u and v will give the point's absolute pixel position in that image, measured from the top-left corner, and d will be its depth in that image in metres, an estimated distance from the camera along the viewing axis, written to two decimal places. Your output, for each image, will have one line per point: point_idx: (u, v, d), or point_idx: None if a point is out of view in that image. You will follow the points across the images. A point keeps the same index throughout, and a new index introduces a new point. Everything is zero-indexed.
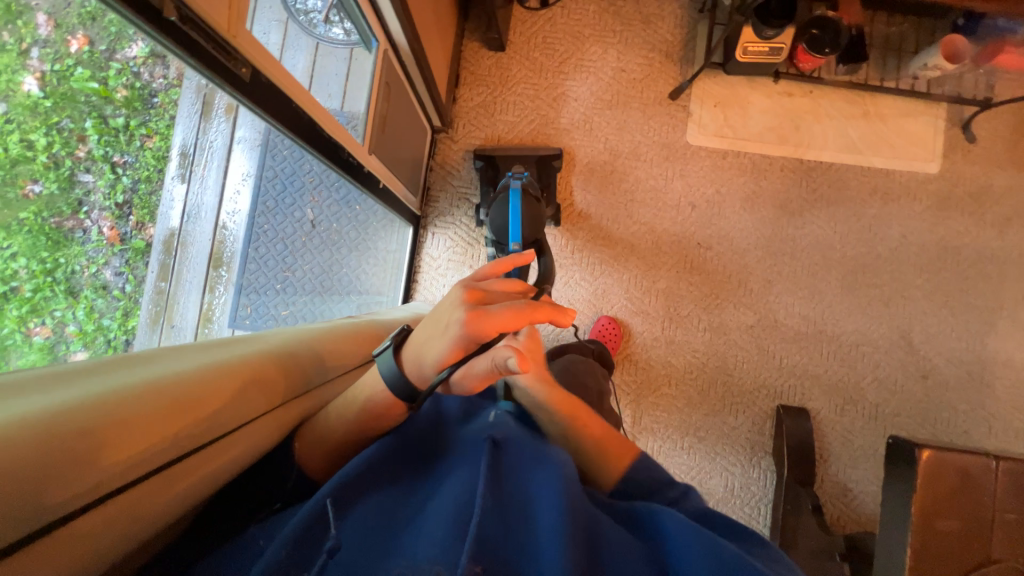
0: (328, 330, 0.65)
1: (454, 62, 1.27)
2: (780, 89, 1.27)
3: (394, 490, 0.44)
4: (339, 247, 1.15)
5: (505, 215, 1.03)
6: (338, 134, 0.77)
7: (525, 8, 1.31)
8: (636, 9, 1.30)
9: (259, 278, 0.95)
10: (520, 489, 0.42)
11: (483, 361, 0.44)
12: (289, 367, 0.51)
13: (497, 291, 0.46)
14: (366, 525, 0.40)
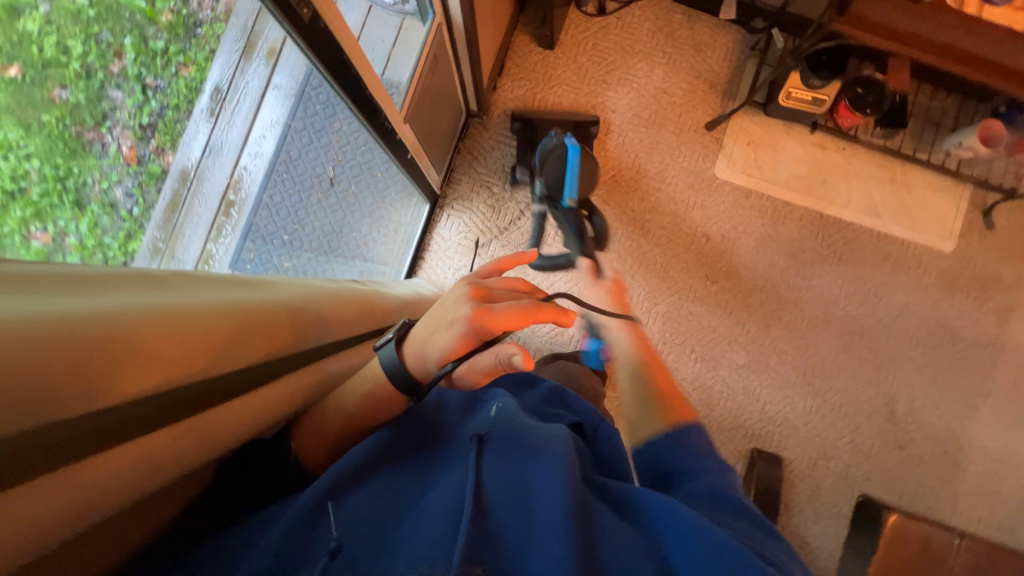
0: (343, 292, 0.64)
1: (501, 51, 1.28)
2: (814, 140, 1.28)
3: (390, 482, 0.47)
4: (353, 210, 1.16)
5: (560, 171, 1.09)
6: (380, 97, 0.76)
7: (582, 12, 1.32)
8: (689, 33, 1.31)
9: (268, 226, 0.94)
10: (511, 478, 0.44)
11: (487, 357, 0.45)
12: (299, 322, 0.49)
13: (501, 291, 0.49)
14: (365, 522, 0.43)
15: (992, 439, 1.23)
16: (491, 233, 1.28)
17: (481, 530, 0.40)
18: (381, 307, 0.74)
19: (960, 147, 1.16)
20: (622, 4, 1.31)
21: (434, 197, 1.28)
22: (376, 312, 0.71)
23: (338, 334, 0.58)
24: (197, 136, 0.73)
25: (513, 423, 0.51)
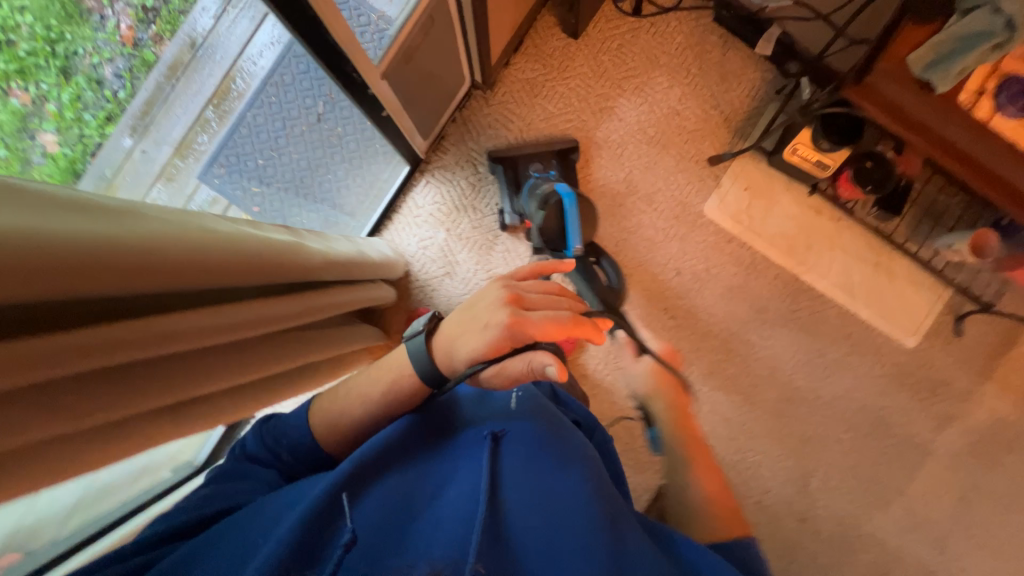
0: (263, 241, 0.63)
1: (521, 28, 1.22)
2: (810, 203, 1.25)
3: (402, 483, 0.55)
4: (333, 151, 1.16)
5: (558, 219, 1.01)
6: (349, 45, 0.72)
7: (616, 9, 1.25)
8: (720, 59, 1.24)
9: (245, 145, 1.00)
10: (516, 480, 0.55)
11: (518, 361, 0.61)
12: (211, 267, 0.49)
13: (529, 303, 0.64)
14: (382, 514, 0.50)
15: (893, 536, 1.24)
16: (464, 212, 1.25)
17: (501, 523, 0.49)
18: (306, 264, 0.72)
19: (949, 248, 1.14)
20: (659, 10, 1.25)
21: (416, 160, 1.24)
22: (300, 268, 0.70)
23: (242, 281, 0.57)
24: (199, 29, 0.76)
25: (521, 437, 0.62)
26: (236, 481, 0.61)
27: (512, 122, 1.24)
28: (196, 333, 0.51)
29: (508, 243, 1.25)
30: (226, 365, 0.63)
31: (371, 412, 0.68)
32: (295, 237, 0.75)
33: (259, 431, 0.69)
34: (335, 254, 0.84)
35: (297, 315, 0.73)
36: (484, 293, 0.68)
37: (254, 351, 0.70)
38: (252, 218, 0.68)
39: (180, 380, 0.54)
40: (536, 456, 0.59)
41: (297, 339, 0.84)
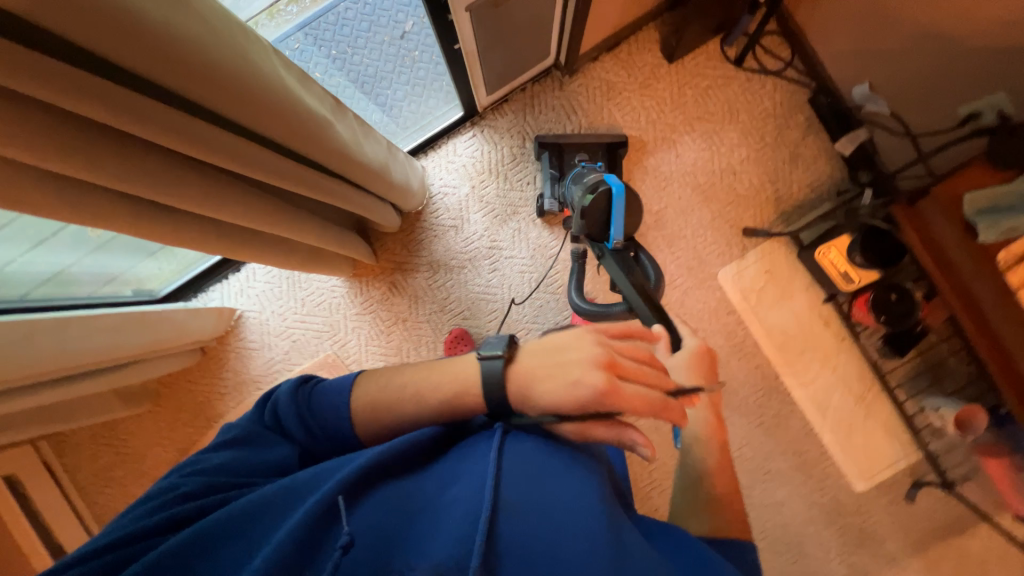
0: (297, 100, 0.62)
1: (624, 31, 1.21)
2: (823, 312, 1.22)
3: (404, 484, 0.46)
4: (403, 72, 1.19)
5: (606, 208, 0.94)
6: None
7: (720, 50, 1.23)
8: (795, 140, 1.22)
9: (326, 33, 1.08)
10: (530, 477, 0.46)
11: (608, 428, 0.52)
12: (242, 101, 0.54)
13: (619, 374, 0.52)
14: (373, 521, 0.42)
15: None
16: (496, 177, 1.25)
17: (514, 535, 0.41)
18: (328, 146, 0.72)
19: (934, 410, 1.09)
20: (760, 69, 1.22)
21: (472, 111, 1.24)
22: (329, 150, 0.73)
23: (253, 121, 0.58)
24: None
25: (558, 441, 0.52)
26: (245, 450, 0.54)
27: (575, 115, 1.24)
28: (178, 137, 0.52)
29: (522, 223, 1.25)
30: (215, 191, 0.66)
31: (380, 395, 0.57)
32: (335, 113, 0.73)
33: (293, 392, 0.59)
34: (364, 155, 0.83)
35: (305, 183, 0.76)
36: (581, 343, 0.54)
37: (240, 195, 0.71)
38: (307, 72, 0.67)
39: (147, 172, 0.56)
40: (561, 456, 0.50)
41: (287, 207, 0.84)
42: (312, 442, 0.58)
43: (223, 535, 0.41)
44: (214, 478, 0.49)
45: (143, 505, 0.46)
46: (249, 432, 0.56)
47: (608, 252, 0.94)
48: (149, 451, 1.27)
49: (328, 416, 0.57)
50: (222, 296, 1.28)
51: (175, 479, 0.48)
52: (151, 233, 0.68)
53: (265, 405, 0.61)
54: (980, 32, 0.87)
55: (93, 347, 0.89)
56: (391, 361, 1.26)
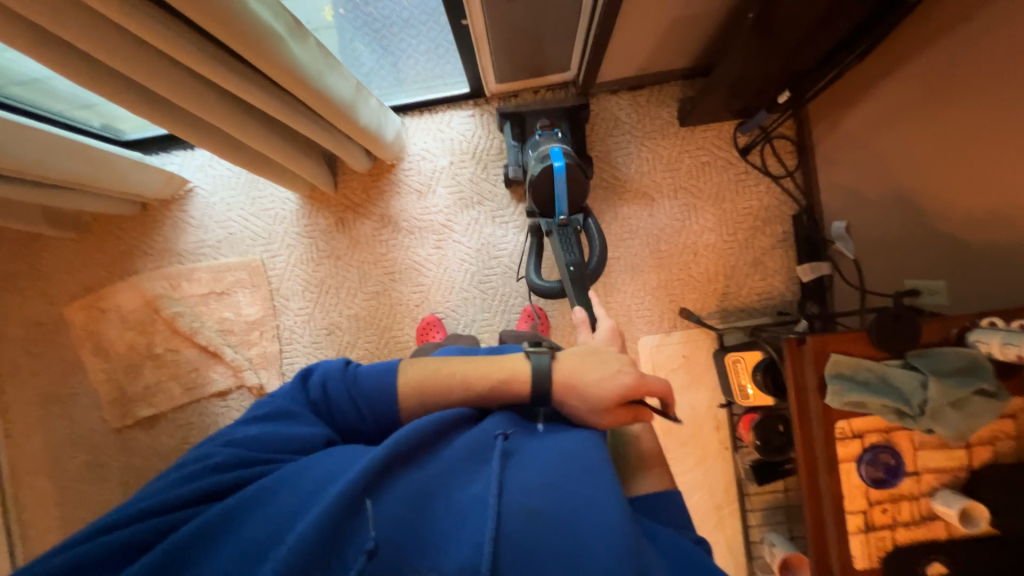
0: (239, 6, 0.61)
1: (651, 78, 1.20)
2: (718, 415, 1.22)
3: (427, 474, 0.52)
4: (419, 29, 1.19)
5: (551, 187, 0.96)
6: None
7: (732, 134, 1.23)
8: (764, 247, 1.22)
9: None
10: (538, 488, 0.50)
11: (629, 411, 0.64)
12: None
13: (597, 386, 0.63)
14: (396, 511, 0.48)
15: None
16: (475, 163, 1.26)
17: (530, 542, 0.46)
18: (272, 61, 0.71)
19: (768, 544, 1.10)
20: (760, 167, 1.22)
21: (478, 92, 1.24)
22: (271, 67, 0.71)
23: (173, 4, 0.57)
24: None
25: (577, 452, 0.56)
26: (277, 422, 0.60)
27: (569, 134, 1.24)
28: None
29: (482, 215, 1.26)
30: (133, 58, 0.67)
31: (362, 375, 0.65)
32: (289, 33, 0.72)
33: (337, 373, 0.66)
34: (322, 85, 0.82)
35: (246, 88, 0.75)
36: (617, 360, 0.65)
37: (163, 72, 0.70)
38: None
39: (64, 19, 0.58)
40: (575, 472, 0.52)
41: (234, 105, 0.84)
42: (357, 424, 0.64)
43: (251, 505, 0.48)
44: (241, 452, 0.55)
45: (184, 472, 0.53)
46: (286, 408, 0.62)
47: (554, 229, 0.97)
48: (59, 275, 1.30)
49: (371, 399, 0.64)
50: (181, 163, 1.30)
51: (210, 450, 0.55)
52: (66, 66, 0.67)
53: (304, 381, 0.67)
54: (949, 218, 0.85)
55: (22, 155, 0.90)
56: (309, 290, 1.28)
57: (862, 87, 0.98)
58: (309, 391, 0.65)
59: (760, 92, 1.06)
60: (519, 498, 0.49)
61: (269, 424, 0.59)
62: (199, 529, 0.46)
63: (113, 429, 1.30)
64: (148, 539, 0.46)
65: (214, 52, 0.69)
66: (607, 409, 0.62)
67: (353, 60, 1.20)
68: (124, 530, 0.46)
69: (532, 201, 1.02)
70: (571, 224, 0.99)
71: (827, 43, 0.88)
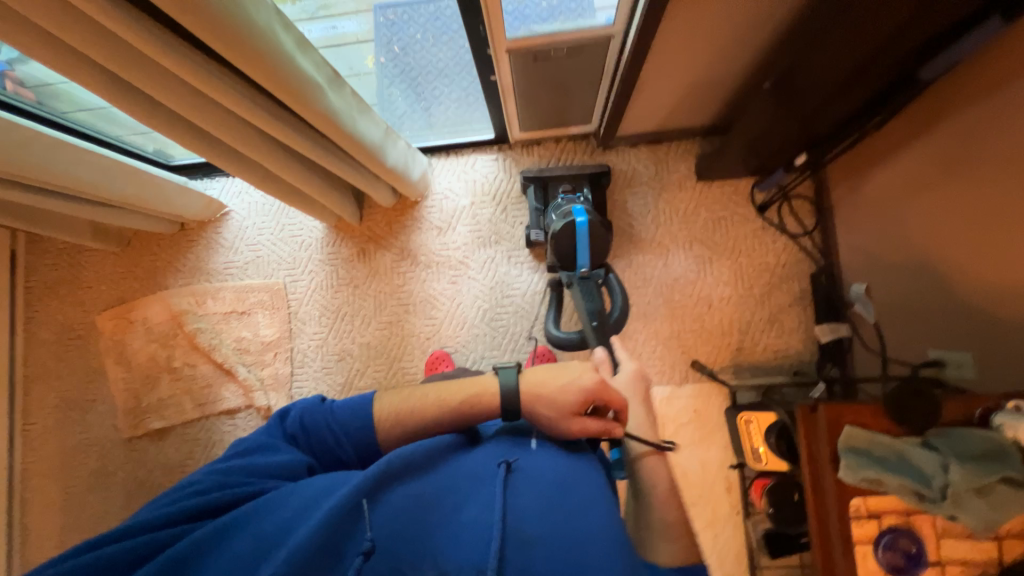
0: (286, 61, 0.68)
1: (670, 134, 1.24)
2: (729, 476, 1.17)
3: (422, 492, 0.53)
4: (454, 83, 1.25)
5: (573, 240, 1.02)
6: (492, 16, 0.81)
7: (750, 191, 1.24)
8: (781, 304, 1.20)
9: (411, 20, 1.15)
10: (532, 510, 0.51)
11: (598, 423, 0.61)
12: (219, 44, 0.61)
13: (566, 396, 0.62)
14: (395, 523, 0.50)
15: None
16: (495, 203, 1.31)
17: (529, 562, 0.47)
18: (312, 110, 0.78)
19: None
20: (777, 224, 1.22)
21: (503, 138, 1.30)
22: (308, 112, 0.78)
23: (227, 58, 0.64)
24: None
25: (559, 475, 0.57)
26: (260, 454, 0.60)
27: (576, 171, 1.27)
28: (143, 39, 0.59)
29: (498, 253, 1.29)
30: (191, 103, 0.74)
31: (339, 409, 0.66)
32: (329, 83, 0.79)
33: (316, 408, 0.67)
34: (354, 129, 0.88)
35: (285, 127, 0.82)
36: (580, 368, 0.64)
37: (214, 115, 0.77)
38: (309, 38, 0.73)
39: (136, 70, 0.66)
40: (566, 496, 0.54)
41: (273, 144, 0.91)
42: (336, 450, 0.64)
43: (251, 515, 0.50)
44: (226, 477, 0.56)
45: (178, 493, 0.55)
46: (263, 442, 0.62)
47: (575, 279, 1.03)
48: (97, 286, 1.37)
49: (350, 427, 0.64)
50: (221, 189, 1.39)
51: (195, 479, 0.57)
52: (133, 107, 0.75)
53: (282, 420, 0.68)
54: (975, 291, 0.83)
55: (80, 176, 0.99)
56: (325, 315, 1.32)
57: (880, 154, 0.99)
58: (287, 426, 0.66)
59: (777, 153, 1.08)
60: (513, 515, 0.50)
61: (252, 455, 0.60)
62: (200, 539, 0.48)
63: (123, 439, 1.33)
64: (147, 550, 0.47)
65: (261, 100, 0.76)
66: (573, 413, 0.61)
67: (388, 104, 1.25)
68: (118, 545, 0.47)
69: (551, 255, 1.07)
70: (593, 278, 1.03)
71: (843, 112, 0.90)
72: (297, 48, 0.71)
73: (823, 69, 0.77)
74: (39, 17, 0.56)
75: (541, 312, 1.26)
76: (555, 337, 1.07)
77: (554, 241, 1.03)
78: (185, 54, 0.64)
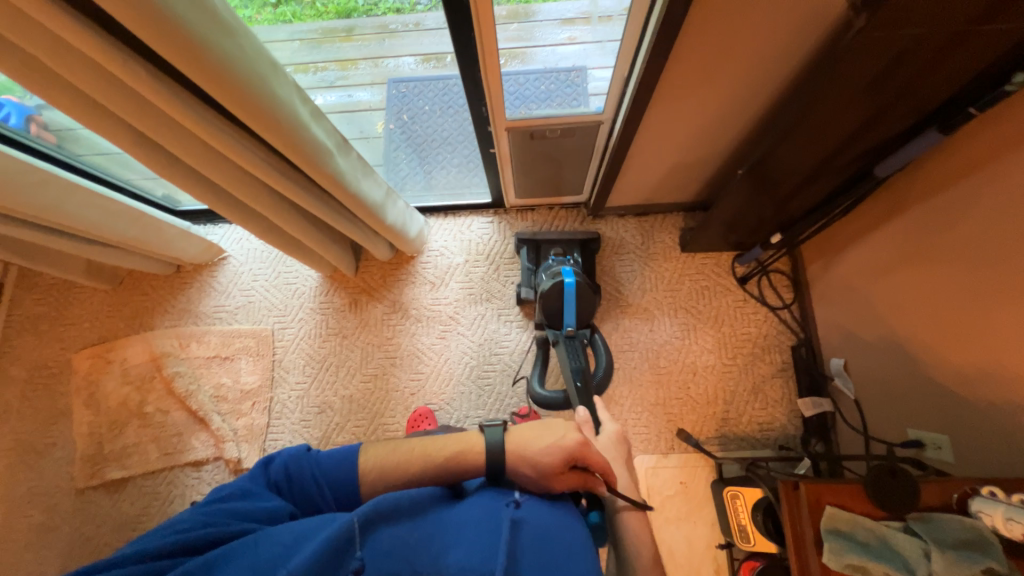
0: (302, 128, 0.75)
1: (656, 208, 1.33)
2: (717, 557, 1.12)
3: (413, 534, 0.51)
4: (455, 149, 1.37)
5: (562, 300, 1.04)
6: (494, 100, 0.90)
7: (731, 264, 1.31)
8: (764, 375, 1.22)
9: (420, 93, 1.26)
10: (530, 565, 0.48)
11: (581, 480, 0.62)
12: (241, 111, 0.67)
13: (548, 462, 0.61)
14: (384, 564, 0.47)
15: None
16: (488, 262, 1.35)
17: None
18: (320, 171, 0.83)
19: None
20: (758, 297, 1.28)
21: (499, 203, 1.38)
22: (316, 172, 0.83)
23: (249, 124, 0.70)
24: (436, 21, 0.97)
25: (553, 529, 0.54)
26: (243, 501, 0.57)
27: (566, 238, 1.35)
28: (173, 103, 0.65)
29: (488, 311, 1.31)
30: (206, 160, 0.79)
31: (325, 462, 0.64)
32: (336, 147, 0.85)
33: (301, 458, 0.65)
34: (356, 189, 0.94)
35: (292, 185, 0.87)
36: (561, 427, 0.65)
37: (228, 172, 0.83)
38: (322, 109, 0.79)
39: (162, 129, 0.72)
40: (565, 550, 0.51)
41: (280, 200, 0.96)
42: (317, 501, 0.62)
43: (231, 555, 0.47)
44: (212, 518, 0.53)
45: (158, 533, 0.51)
46: (244, 489, 0.59)
47: (562, 341, 1.04)
48: (80, 324, 1.36)
49: (336, 480, 0.63)
50: (222, 235, 1.43)
51: (180, 518, 0.53)
52: (151, 160, 0.80)
53: (264, 468, 0.65)
54: (944, 371, 0.87)
55: (85, 216, 1.02)
56: (310, 365, 1.30)
57: (847, 238, 1.07)
58: (269, 475, 0.63)
59: (754, 230, 1.15)
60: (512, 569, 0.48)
61: (236, 502, 0.57)
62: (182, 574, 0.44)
63: (75, 489, 1.24)
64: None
65: (272, 160, 0.82)
66: (556, 473, 0.61)
67: (394, 166, 1.33)
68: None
69: (541, 314, 1.09)
70: (578, 337, 1.05)
71: (809, 199, 0.98)
72: (310, 117, 0.77)
73: (788, 163, 0.86)
74: (81, 80, 0.62)
75: (527, 371, 1.26)
76: (540, 396, 1.08)
77: (545, 300, 1.06)
78: (207, 120, 0.70)
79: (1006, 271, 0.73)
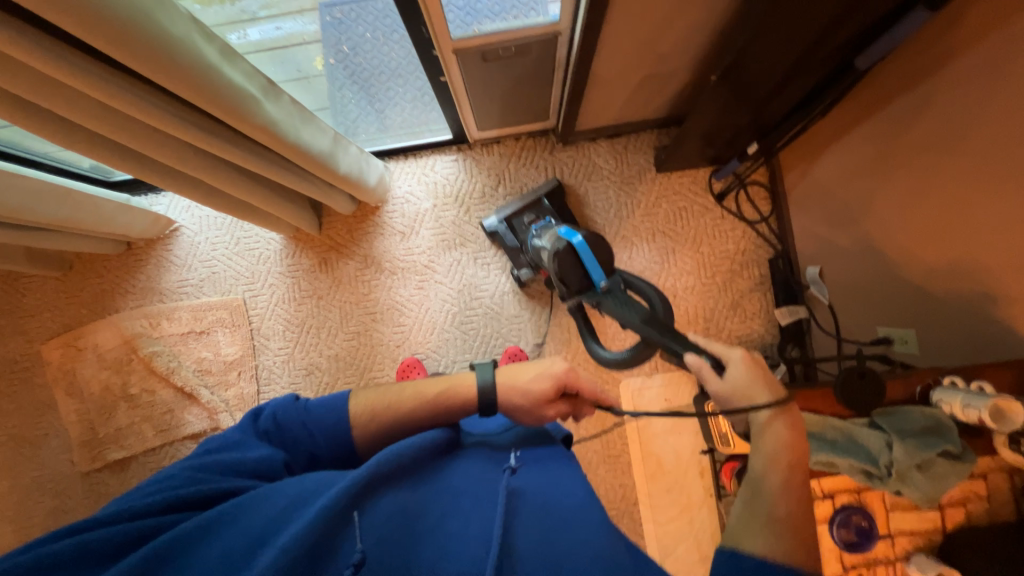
0: (214, 73, 0.65)
1: (628, 127, 1.24)
2: (701, 461, 1.21)
3: (410, 497, 0.51)
4: (406, 83, 1.22)
5: (583, 268, 0.83)
6: (434, 18, 0.79)
7: (707, 181, 1.26)
8: (742, 290, 1.24)
9: (356, 18, 1.10)
10: (527, 526, 0.48)
11: (570, 404, 0.67)
12: (133, 59, 0.56)
13: (537, 392, 0.63)
14: (382, 531, 0.47)
15: None
16: (457, 204, 1.29)
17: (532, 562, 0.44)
18: (250, 123, 0.74)
19: None
20: (735, 212, 1.25)
21: (461, 138, 1.28)
22: (246, 124, 0.74)
23: (147, 75, 0.60)
24: None
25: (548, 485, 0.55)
26: (230, 453, 0.57)
27: (538, 171, 1.28)
28: (41, 59, 0.54)
29: (464, 255, 1.27)
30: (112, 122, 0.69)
31: (311, 408, 0.64)
32: (262, 92, 0.75)
33: (289, 406, 0.65)
34: (298, 140, 0.85)
35: (222, 144, 0.78)
36: (549, 358, 0.67)
37: (143, 135, 0.73)
38: (233, 46, 0.69)
39: (46, 91, 0.61)
40: (557, 503, 0.52)
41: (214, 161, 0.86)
42: (309, 447, 0.62)
43: (222, 522, 0.46)
44: (202, 473, 0.53)
45: (141, 491, 0.52)
46: (234, 440, 0.59)
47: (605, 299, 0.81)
48: (39, 314, 1.29)
49: (325, 424, 0.62)
50: (168, 205, 1.32)
51: (172, 472, 0.54)
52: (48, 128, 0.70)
53: (255, 418, 0.64)
54: (915, 269, 0.88)
55: (5, 203, 0.91)
56: (290, 329, 1.28)
57: (825, 140, 1.02)
58: (259, 425, 0.63)
59: (730, 142, 1.09)
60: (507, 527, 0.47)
61: (224, 454, 0.57)
62: (172, 539, 0.44)
63: (80, 473, 1.26)
64: (129, 542, 0.45)
65: (192, 116, 0.72)
66: (546, 401, 0.64)
67: (342, 107, 1.20)
68: (101, 531, 0.45)
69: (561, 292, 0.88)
70: (615, 287, 0.82)
71: (787, 102, 0.92)
72: (221, 60, 0.67)
73: (765, 63, 0.79)
74: None
75: (509, 312, 1.26)
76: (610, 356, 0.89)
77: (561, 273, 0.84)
78: (97, 76, 0.59)
79: (986, 163, 0.70)
